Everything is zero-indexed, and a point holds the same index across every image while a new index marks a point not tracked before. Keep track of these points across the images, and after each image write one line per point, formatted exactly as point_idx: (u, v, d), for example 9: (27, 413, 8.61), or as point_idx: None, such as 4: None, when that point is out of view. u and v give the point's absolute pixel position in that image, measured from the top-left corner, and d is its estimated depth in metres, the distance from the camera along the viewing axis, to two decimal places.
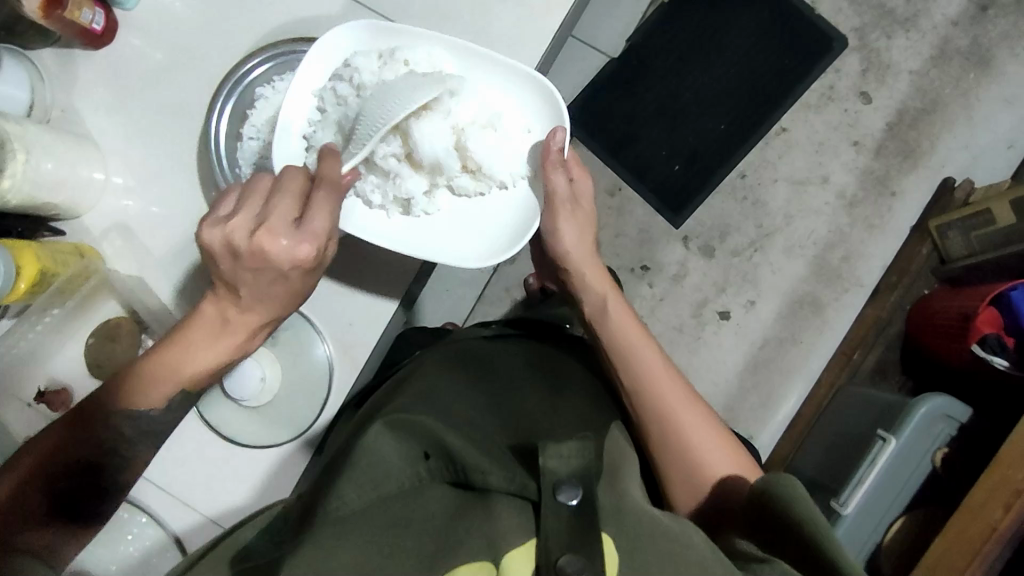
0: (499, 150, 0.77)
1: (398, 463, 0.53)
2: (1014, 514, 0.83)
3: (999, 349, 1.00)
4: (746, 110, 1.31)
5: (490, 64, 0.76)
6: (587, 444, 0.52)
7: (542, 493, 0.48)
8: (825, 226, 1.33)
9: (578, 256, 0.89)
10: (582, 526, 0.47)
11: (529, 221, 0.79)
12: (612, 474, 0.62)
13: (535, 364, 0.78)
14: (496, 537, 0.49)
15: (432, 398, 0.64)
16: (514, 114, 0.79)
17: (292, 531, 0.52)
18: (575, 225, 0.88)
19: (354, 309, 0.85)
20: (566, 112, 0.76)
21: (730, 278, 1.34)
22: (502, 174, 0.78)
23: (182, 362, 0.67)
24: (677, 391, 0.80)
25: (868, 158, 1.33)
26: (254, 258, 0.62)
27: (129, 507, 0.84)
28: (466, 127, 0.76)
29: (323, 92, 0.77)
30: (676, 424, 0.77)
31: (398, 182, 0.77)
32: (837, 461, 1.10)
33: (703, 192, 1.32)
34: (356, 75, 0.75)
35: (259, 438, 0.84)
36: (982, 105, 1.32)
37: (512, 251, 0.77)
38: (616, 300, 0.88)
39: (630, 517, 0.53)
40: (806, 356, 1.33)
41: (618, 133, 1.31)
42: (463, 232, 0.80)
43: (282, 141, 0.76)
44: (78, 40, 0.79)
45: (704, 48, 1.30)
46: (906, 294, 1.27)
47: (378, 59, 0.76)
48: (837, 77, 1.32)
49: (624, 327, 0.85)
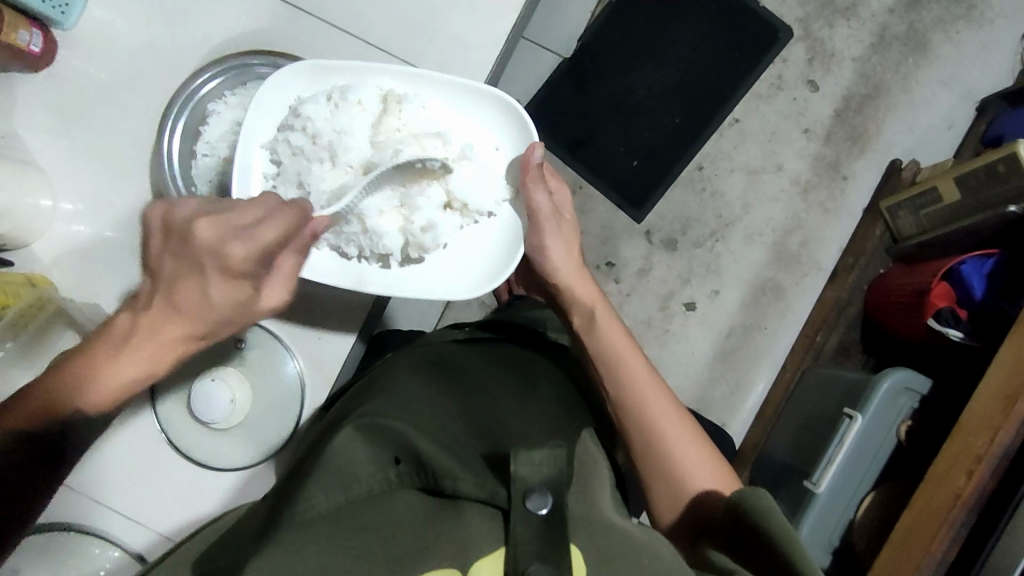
0: (478, 180, 0.78)
1: (365, 466, 0.52)
2: (976, 480, 0.85)
3: (953, 322, 1.03)
4: (699, 103, 1.33)
5: (440, 86, 0.77)
6: (559, 451, 0.52)
7: (512, 501, 0.48)
8: (782, 212, 1.37)
9: (566, 275, 0.91)
10: (551, 533, 0.48)
11: (512, 248, 0.79)
12: (585, 479, 0.62)
13: (505, 365, 0.78)
14: (466, 542, 0.50)
15: (404, 401, 0.63)
16: (480, 136, 0.80)
17: (257, 531, 0.51)
18: (562, 241, 0.91)
19: (323, 323, 0.84)
20: (534, 127, 0.77)
21: (694, 268, 1.36)
22: (486, 205, 0.79)
23: (79, 388, 0.58)
24: (661, 400, 0.82)
25: (819, 144, 1.37)
26: (180, 242, 0.56)
27: (101, 543, 0.81)
28: (443, 166, 0.76)
29: (277, 144, 0.76)
30: (656, 432, 0.80)
31: (377, 238, 0.75)
32: (808, 442, 1.12)
33: (661, 185, 1.34)
34: (309, 124, 0.74)
35: (232, 460, 0.82)
36: (922, 88, 1.37)
37: (501, 279, 0.77)
38: (604, 308, 0.90)
39: (604, 528, 0.53)
40: (772, 341, 1.36)
41: (576, 131, 1.32)
42: (450, 272, 0.80)
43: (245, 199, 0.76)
44: (16, 63, 0.76)
45: (653, 46, 1.32)
46: (863, 274, 1.31)
47: (328, 103, 0.75)
48: (784, 67, 1.36)
49: (613, 338, 0.87)
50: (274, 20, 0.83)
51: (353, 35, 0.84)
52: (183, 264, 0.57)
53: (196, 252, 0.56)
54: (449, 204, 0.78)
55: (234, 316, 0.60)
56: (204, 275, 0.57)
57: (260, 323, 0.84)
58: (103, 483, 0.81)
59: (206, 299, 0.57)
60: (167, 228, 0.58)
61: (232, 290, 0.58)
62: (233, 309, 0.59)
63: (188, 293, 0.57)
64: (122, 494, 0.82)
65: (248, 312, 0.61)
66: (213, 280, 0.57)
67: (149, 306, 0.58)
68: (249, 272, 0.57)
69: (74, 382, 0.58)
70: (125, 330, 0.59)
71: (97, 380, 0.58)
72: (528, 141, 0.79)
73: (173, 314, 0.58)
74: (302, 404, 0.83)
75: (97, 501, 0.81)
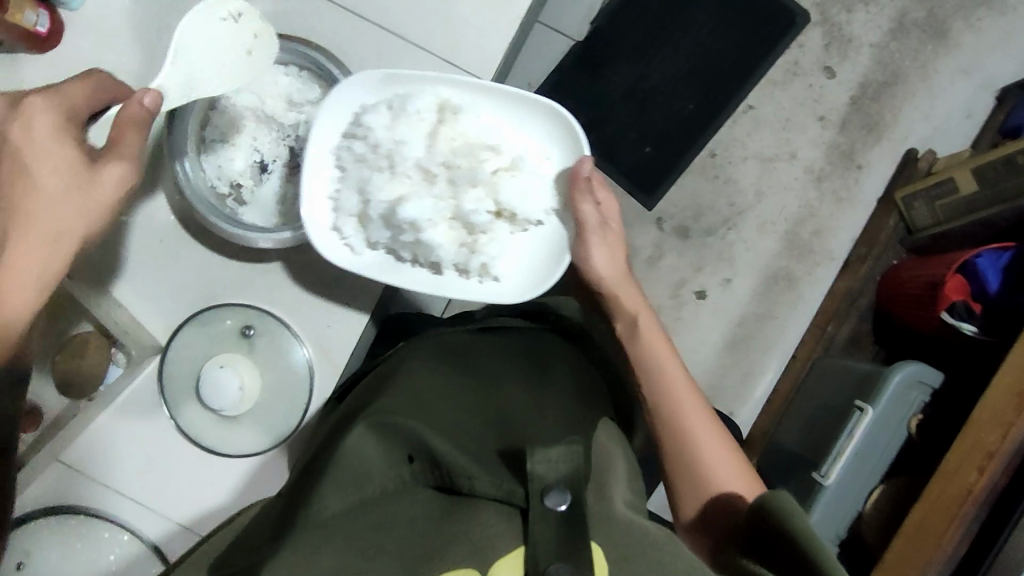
0: (527, 189, 0.82)
1: (379, 466, 0.54)
2: (988, 476, 0.85)
3: (966, 315, 1.03)
4: (714, 89, 1.31)
5: (491, 98, 0.81)
6: (574, 449, 0.52)
7: (530, 497, 0.48)
8: (795, 201, 1.35)
9: (611, 279, 0.88)
10: (570, 532, 0.47)
11: (557, 254, 0.82)
12: (601, 477, 0.61)
13: (517, 356, 0.78)
14: (485, 545, 0.49)
15: (416, 396, 0.64)
16: (530, 147, 0.83)
17: (275, 530, 0.53)
18: (606, 246, 0.86)
19: (332, 310, 0.84)
20: (585, 139, 0.79)
21: (705, 257, 1.35)
22: (535, 213, 0.82)
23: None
24: (695, 406, 0.80)
25: (834, 132, 1.35)
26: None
27: (111, 526, 0.81)
28: (496, 178, 0.81)
29: (341, 152, 0.79)
30: (686, 435, 0.78)
31: (432, 248, 0.78)
32: (817, 433, 1.12)
33: (674, 172, 1.32)
34: (371, 133, 0.78)
35: (242, 446, 0.82)
36: (941, 76, 1.34)
37: (551, 279, 0.78)
38: (648, 314, 0.88)
39: (623, 527, 0.53)
40: (781, 331, 1.35)
41: (587, 117, 1.30)
42: (502, 278, 0.82)
43: (308, 204, 0.77)
44: (22, 45, 0.75)
45: (668, 30, 1.30)
46: (877, 264, 1.29)
47: (388, 112, 0.79)
48: (801, 52, 1.34)
49: (653, 343, 0.85)
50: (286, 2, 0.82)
51: (364, 18, 0.83)
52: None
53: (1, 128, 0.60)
54: (499, 212, 0.82)
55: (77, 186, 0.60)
56: (13, 144, 0.59)
57: (269, 310, 0.83)
58: (115, 470, 0.82)
59: (20, 163, 0.59)
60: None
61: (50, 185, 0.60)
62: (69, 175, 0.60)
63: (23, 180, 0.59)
64: (133, 481, 0.82)
65: (95, 184, 0.61)
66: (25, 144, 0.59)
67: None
68: (66, 130, 0.60)
69: None
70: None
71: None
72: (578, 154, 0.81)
73: (21, 204, 0.59)
74: (312, 393, 0.83)
75: (109, 487, 0.82)
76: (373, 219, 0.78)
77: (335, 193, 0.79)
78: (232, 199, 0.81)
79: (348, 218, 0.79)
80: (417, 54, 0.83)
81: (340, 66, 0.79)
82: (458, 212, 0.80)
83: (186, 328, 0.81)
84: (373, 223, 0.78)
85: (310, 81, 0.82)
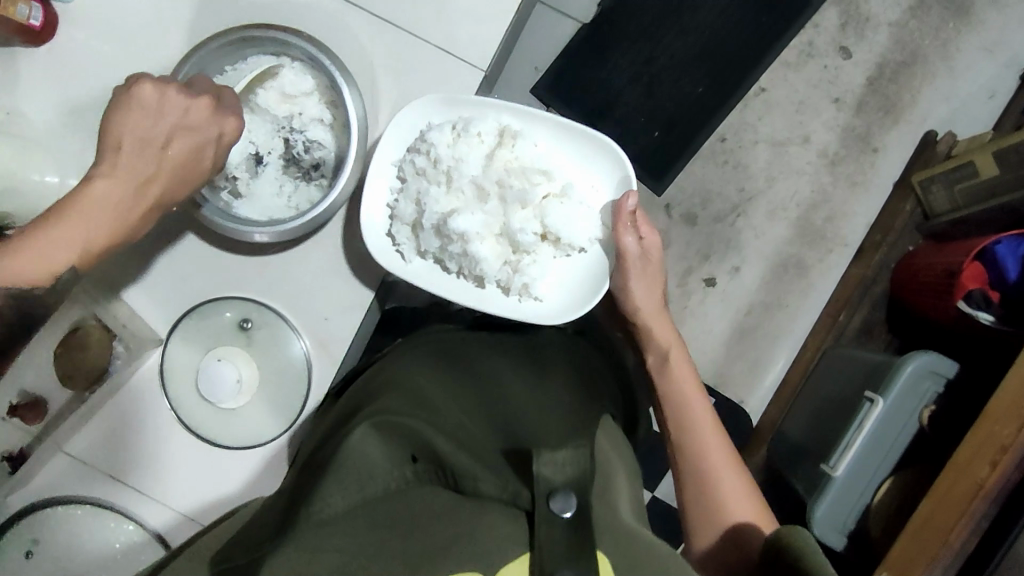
0: (576, 216, 0.79)
1: (382, 464, 0.54)
2: (1001, 471, 0.83)
3: (984, 305, 1.00)
4: (724, 72, 1.27)
5: (548, 127, 0.81)
6: (580, 453, 0.53)
7: (536, 500, 0.47)
8: (807, 186, 1.32)
9: (648, 313, 0.89)
10: (580, 538, 0.45)
11: (598, 282, 0.80)
12: (604, 485, 0.60)
13: (518, 358, 0.79)
14: (488, 554, 0.46)
15: (420, 397, 0.64)
16: (581, 178, 0.83)
17: (274, 529, 0.52)
18: (645, 281, 0.88)
19: (329, 303, 0.84)
20: (634, 174, 0.80)
21: (714, 245, 1.33)
22: (580, 239, 0.80)
23: (88, 237, 0.61)
24: (716, 442, 0.81)
25: (849, 115, 1.31)
26: (186, 108, 0.68)
27: (116, 516, 0.83)
28: (545, 202, 0.78)
29: (403, 164, 0.80)
30: (704, 470, 0.80)
31: (476, 262, 0.77)
32: (825, 424, 1.10)
33: (682, 157, 1.30)
34: (434, 150, 0.78)
35: (243, 436, 0.83)
36: (963, 55, 1.29)
37: (589, 304, 0.79)
38: (681, 352, 0.89)
39: (630, 538, 0.51)
40: (792, 319, 1.32)
41: (596, 101, 1.27)
42: (540, 298, 0.81)
43: (369, 214, 0.80)
44: (16, 38, 0.76)
45: (677, 11, 1.26)
46: (891, 251, 1.26)
47: (451, 131, 0.78)
48: (816, 32, 1.30)
49: (682, 380, 0.86)
50: None
51: (360, 7, 0.82)
52: (183, 122, 0.68)
53: (201, 120, 0.70)
54: (545, 235, 0.80)
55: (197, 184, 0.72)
56: (205, 135, 0.70)
57: (268, 303, 0.84)
58: (118, 462, 0.83)
59: (197, 156, 0.70)
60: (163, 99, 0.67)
61: (188, 171, 0.70)
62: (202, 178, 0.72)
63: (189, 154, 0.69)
64: (137, 472, 0.83)
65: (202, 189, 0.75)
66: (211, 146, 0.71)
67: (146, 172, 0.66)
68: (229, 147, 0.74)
69: (68, 238, 0.60)
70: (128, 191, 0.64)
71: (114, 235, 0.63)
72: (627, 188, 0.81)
73: (175, 179, 0.68)
74: (310, 387, 0.84)
75: (114, 478, 0.83)
76: (426, 228, 0.77)
77: (393, 202, 0.81)
78: (227, 192, 0.80)
79: (402, 225, 0.79)
80: (413, 42, 0.82)
81: (331, 56, 0.77)
82: (506, 229, 0.78)
83: (186, 320, 0.83)
84: (425, 232, 0.77)
85: (303, 72, 0.80)
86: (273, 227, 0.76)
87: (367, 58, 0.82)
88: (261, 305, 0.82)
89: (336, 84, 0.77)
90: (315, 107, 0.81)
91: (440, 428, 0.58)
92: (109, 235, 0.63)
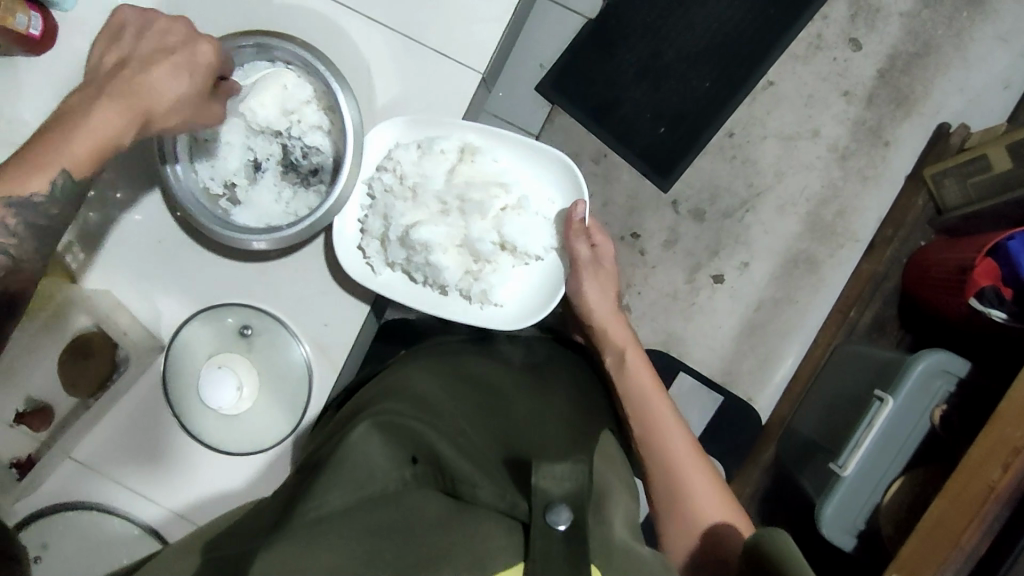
0: (531, 226, 0.82)
1: (382, 466, 0.53)
2: (1013, 473, 0.81)
3: (997, 302, 0.97)
4: (731, 66, 1.26)
5: (506, 142, 0.84)
6: (579, 468, 0.51)
7: (532, 512, 0.47)
8: (817, 181, 1.30)
9: (603, 316, 0.88)
10: (574, 551, 0.45)
11: (552, 291, 0.83)
12: (600, 501, 0.59)
13: (517, 370, 0.78)
14: (481, 558, 0.46)
15: (423, 402, 0.63)
16: (537, 190, 0.85)
17: (268, 525, 0.51)
18: (598, 284, 0.88)
19: (330, 308, 0.84)
20: (585, 185, 0.82)
21: (722, 240, 1.31)
22: (535, 248, 0.82)
23: (56, 145, 0.61)
24: (683, 441, 0.80)
25: (859, 108, 1.28)
26: (156, 32, 0.67)
27: (121, 521, 0.84)
28: (501, 214, 0.82)
29: (372, 181, 0.83)
30: (676, 471, 0.78)
31: (437, 271, 0.80)
32: (835, 423, 1.08)
33: (689, 153, 1.28)
34: (400, 167, 0.81)
35: (242, 440, 0.84)
36: (977, 45, 1.26)
37: (546, 309, 0.81)
38: (637, 352, 0.86)
39: (625, 556, 0.50)
40: (802, 316, 1.31)
41: (602, 98, 1.27)
42: (502, 305, 0.84)
43: (341, 226, 0.82)
44: (18, 47, 0.77)
45: (682, 4, 1.24)
46: (904, 246, 1.24)
47: (416, 149, 0.81)
48: (824, 24, 1.27)
49: (642, 380, 0.83)
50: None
51: (357, 11, 0.82)
52: (150, 41, 0.67)
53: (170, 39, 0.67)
54: (503, 245, 0.82)
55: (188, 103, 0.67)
56: (173, 51, 0.66)
57: (270, 309, 0.84)
58: (124, 467, 0.84)
59: (168, 70, 0.65)
60: (138, 29, 0.68)
61: (163, 84, 0.65)
62: (190, 98, 0.67)
63: (162, 70, 0.65)
64: (141, 476, 0.84)
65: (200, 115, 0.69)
66: (184, 64, 0.66)
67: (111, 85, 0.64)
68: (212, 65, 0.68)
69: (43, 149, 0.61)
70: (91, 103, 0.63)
71: (78, 143, 0.61)
72: (577, 198, 0.84)
73: (146, 89, 0.64)
74: (311, 393, 0.84)
75: (119, 483, 0.84)
76: (391, 241, 0.80)
77: (364, 216, 0.83)
78: (226, 199, 0.82)
79: (373, 240, 0.81)
80: (411, 45, 0.82)
81: (325, 63, 0.77)
82: (466, 239, 0.81)
83: (190, 326, 0.83)
84: (391, 243, 0.80)
85: (300, 80, 0.80)
86: (271, 233, 0.76)
87: (362, 61, 0.82)
88: (263, 312, 0.83)
89: (330, 88, 0.77)
90: (314, 114, 0.81)
91: (443, 432, 0.57)
92: (75, 144, 0.61)
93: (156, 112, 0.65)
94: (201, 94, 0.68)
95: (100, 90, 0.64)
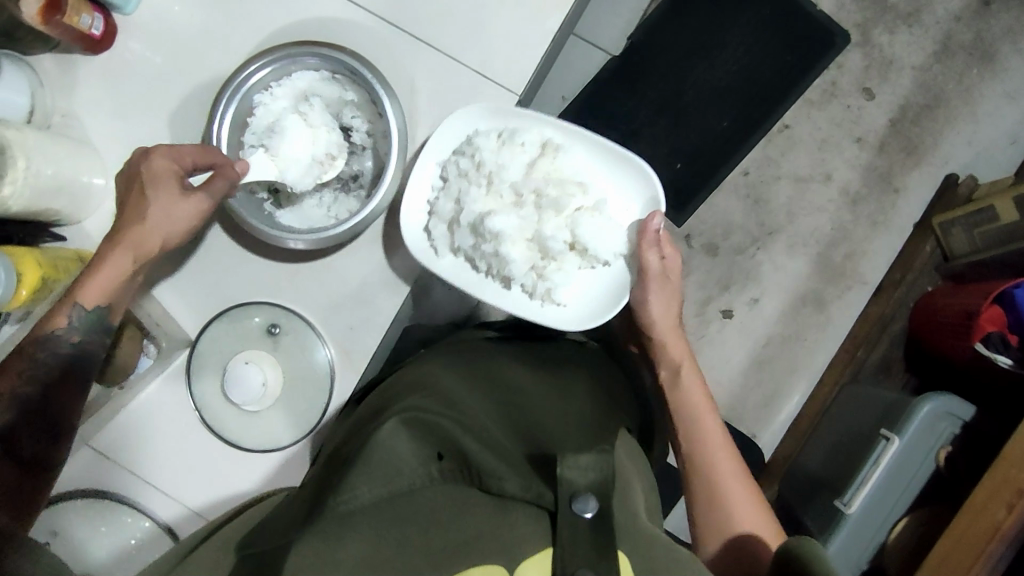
0: (605, 228, 0.84)
1: (409, 462, 0.52)
2: (1016, 515, 0.82)
3: (1002, 348, 0.99)
4: (749, 109, 1.28)
5: (587, 143, 0.86)
6: (602, 459, 0.54)
7: (559, 501, 0.49)
8: (828, 223, 1.33)
9: (663, 327, 0.90)
10: (599, 537, 0.48)
11: (618, 294, 0.86)
12: (622, 486, 0.62)
13: (537, 371, 0.79)
14: (512, 544, 0.50)
15: (449, 398, 0.64)
16: (614, 195, 0.88)
17: (296, 519, 0.52)
18: (665, 297, 0.89)
19: (356, 314, 0.87)
20: (663, 194, 0.85)
21: (733, 275, 1.33)
22: (605, 252, 0.84)
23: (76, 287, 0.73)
24: (724, 450, 0.82)
25: (871, 155, 1.33)
26: (132, 171, 0.77)
27: (132, 511, 0.84)
28: (576, 214, 0.84)
29: (448, 164, 0.85)
30: (716, 476, 0.81)
31: (504, 260, 0.82)
32: (839, 460, 1.10)
33: (704, 191, 1.29)
34: (479, 154, 0.83)
35: (263, 438, 0.86)
36: (985, 101, 1.31)
37: (609, 315, 0.84)
38: (693, 368, 0.90)
39: (649, 540, 0.52)
40: (809, 355, 1.32)
41: (620, 132, 1.29)
42: (565, 304, 0.87)
43: (410, 211, 0.85)
44: (76, 45, 0.81)
45: (704, 47, 1.26)
46: (910, 291, 1.27)
47: (497, 138, 0.84)
48: (840, 72, 1.32)
49: (693, 395, 0.87)
50: (330, 15, 0.86)
51: (402, 28, 0.86)
52: (129, 180, 0.77)
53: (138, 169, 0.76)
54: (571, 244, 0.84)
55: (168, 215, 0.75)
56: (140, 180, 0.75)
57: (297, 310, 0.87)
58: (139, 458, 0.85)
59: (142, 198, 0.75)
60: (124, 170, 0.79)
61: (141, 213, 0.74)
62: (166, 208, 0.75)
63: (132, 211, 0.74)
64: (155, 468, 0.86)
65: (181, 209, 0.75)
66: (150, 188, 0.75)
67: (114, 229, 0.76)
68: (172, 175, 0.75)
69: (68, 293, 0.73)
70: (102, 249, 0.75)
71: (91, 282, 0.73)
72: (655, 205, 0.87)
73: (132, 221, 0.74)
74: (332, 394, 0.87)
75: (134, 473, 0.85)
76: (461, 223, 0.82)
77: (434, 199, 0.86)
78: (270, 203, 0.84)
79: (441, 222, 0.84)
80: (450, 64, 0.86)
81: (370, 69, 0.80)
82: (538, 235, 0.83)
83: (218, 322, 0.86)
84: (462, 228, 0.82)
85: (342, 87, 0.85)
86: (305, 234, 0.79)
87: (406, 78, 0.86)
88: (292, 312, 0.86)
89: (374, 93, 0.80)
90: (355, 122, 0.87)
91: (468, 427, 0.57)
92: (87, 283, 0.73)
93: (141, 239, 0.75)
94: (171, 199, 0.75)
95: (105, 240, 0.75)
